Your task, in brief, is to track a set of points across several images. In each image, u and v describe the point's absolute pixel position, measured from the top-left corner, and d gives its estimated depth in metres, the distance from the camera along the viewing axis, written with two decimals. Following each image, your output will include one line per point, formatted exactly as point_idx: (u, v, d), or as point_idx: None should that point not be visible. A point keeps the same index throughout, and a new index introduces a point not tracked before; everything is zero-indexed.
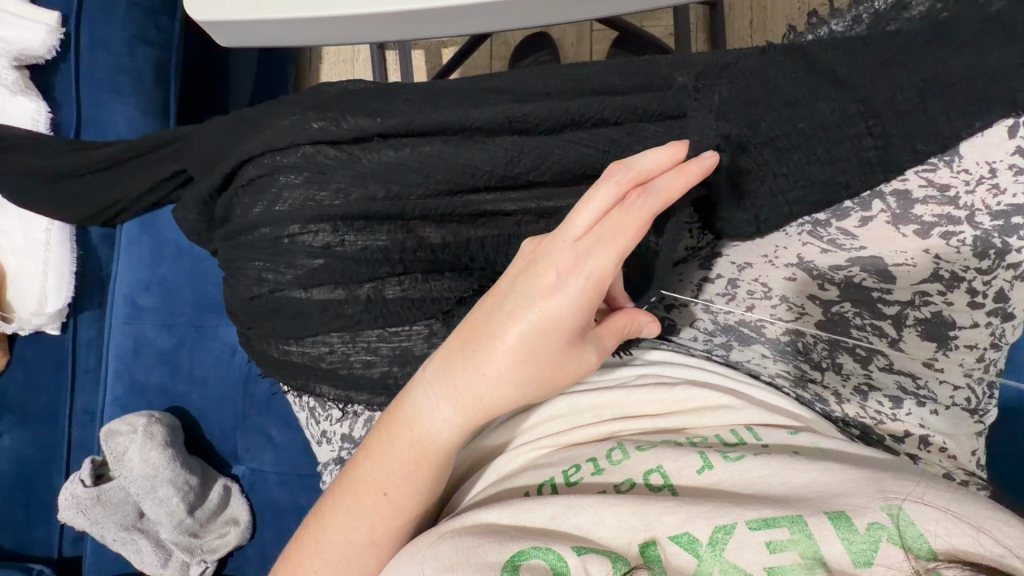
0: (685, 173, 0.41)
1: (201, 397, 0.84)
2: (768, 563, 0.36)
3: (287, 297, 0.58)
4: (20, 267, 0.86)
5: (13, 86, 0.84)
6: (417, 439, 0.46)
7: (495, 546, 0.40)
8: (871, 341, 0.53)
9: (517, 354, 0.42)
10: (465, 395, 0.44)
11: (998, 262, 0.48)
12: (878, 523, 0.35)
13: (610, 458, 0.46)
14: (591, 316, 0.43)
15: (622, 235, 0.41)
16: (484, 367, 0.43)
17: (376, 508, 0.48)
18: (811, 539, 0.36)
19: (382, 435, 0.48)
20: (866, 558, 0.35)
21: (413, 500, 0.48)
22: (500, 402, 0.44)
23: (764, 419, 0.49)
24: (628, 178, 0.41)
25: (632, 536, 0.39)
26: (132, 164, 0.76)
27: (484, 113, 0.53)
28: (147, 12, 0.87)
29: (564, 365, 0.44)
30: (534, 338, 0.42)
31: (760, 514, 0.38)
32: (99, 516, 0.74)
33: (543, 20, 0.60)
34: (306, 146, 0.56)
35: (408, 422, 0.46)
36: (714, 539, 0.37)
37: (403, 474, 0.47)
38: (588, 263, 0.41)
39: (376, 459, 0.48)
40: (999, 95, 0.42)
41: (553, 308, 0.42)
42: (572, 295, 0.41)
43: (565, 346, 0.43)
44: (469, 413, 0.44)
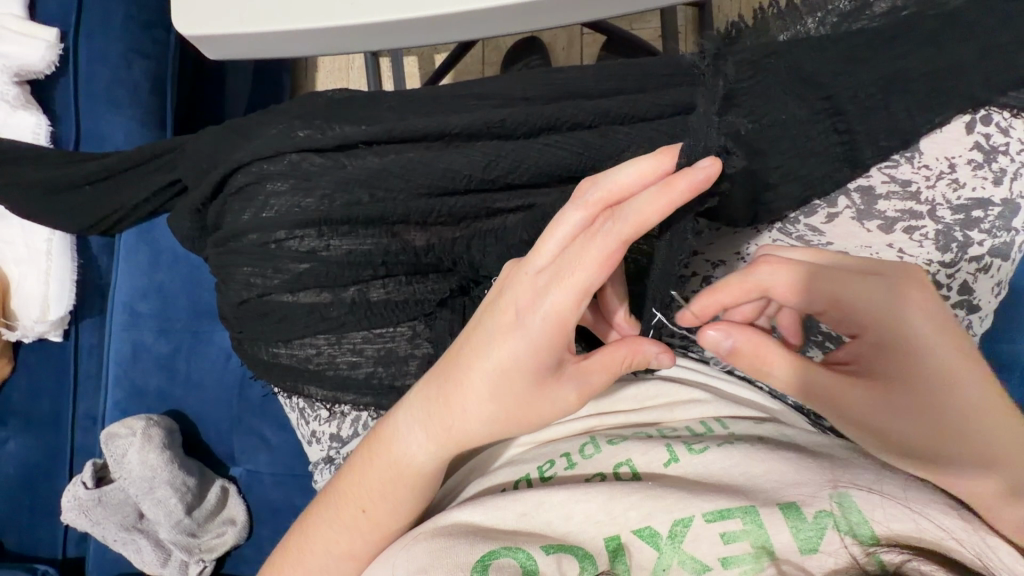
0: (665, 196, 0.37)
1: (199, 401, 0.86)
2: (722, 554, 0.38)
3: (275, 301, 0.60)
4: (23, 277, 0.88)
5: (14, 101, 0.87)
6: (397, 463, 0.48)
7: (467, 548, 0.42)
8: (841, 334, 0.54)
9: (482, 388, 0.44)
10: (439, 422, 0.46)
11: (961, 254, 0.48)
12: (825, 511, 0.38)
13: (582, 452, 0.48)
14: (561, 354, 0.43)
15: (580, 273, 0.39)
16: (454, 397, 0.45)
17: (356, 524, 0.50)
18: (762, 528, 0.38)
19: (368, 454, 0.50)
20: (812, 545, 0.36)
21: (394, 520, 0.49)
22: (472, 434, 0.46)
23: (733, 411, 0.50)
24: (595, 206, 0.41)
25: (598, 531, 0.41)
26: (129, 175, 0.78)
27: (463, 119, 0.55)
28: (142, 26, 0.90)
29: (535, 403, 0.44)
30: (495, 373, 0.43)
31: (715, 506, 0.39)
32: (100, 517, 0.76)
33: (521, 28, 0.62)
34: (292, 154, 0.58)
35: (390, 445, 0.48)
36: (673, 532, 0.39)
37: (381, 495, 0.48)
38: (545, 300, 0.41)
39: (360, 479, 0.50)
40: (955, 92, 0.44)
41: (513, 344, 0.42)
42: (532, 334, 0.42)
43: (533, 385, 0.43)
44: (441, 440, 0.46)
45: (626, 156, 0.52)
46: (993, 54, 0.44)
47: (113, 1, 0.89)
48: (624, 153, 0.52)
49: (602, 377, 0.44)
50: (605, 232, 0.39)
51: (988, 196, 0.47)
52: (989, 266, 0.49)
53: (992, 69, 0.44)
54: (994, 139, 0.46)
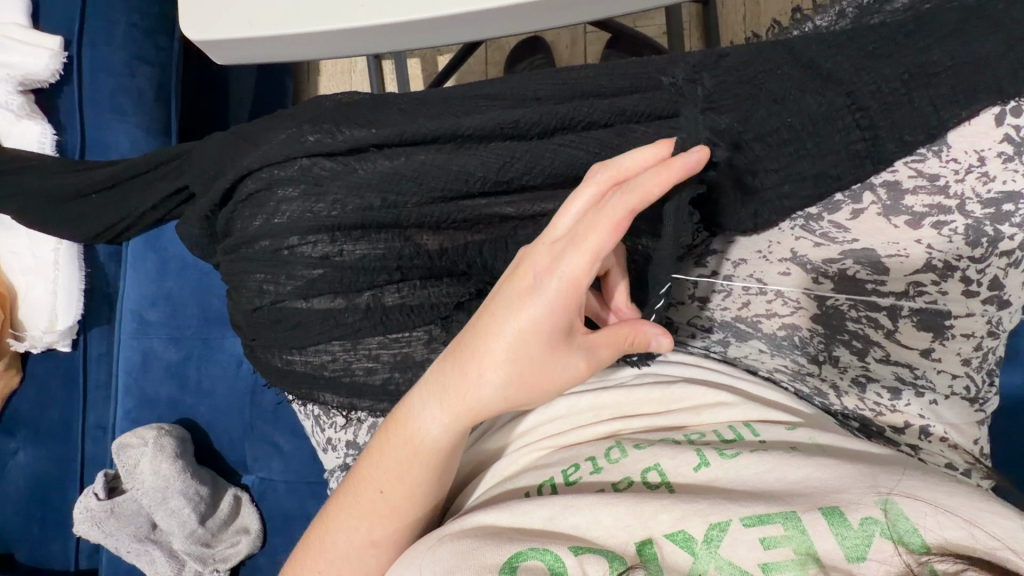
0: (665, 172, 0.39)
1: (210, 409, 0.86)
2: (763, 560, 0.36)
3: (288, 308, 0.59)
4: (30, 288, 0.88)
5: (18, 110, 0.86)
6: (411, 441, 0.47)
7: (493, 549, 0.41)
8: (868, 333, 0.53)
9: (495, 355, 0.43)
10: (451, 392, 0.45)
11: (991, 249, 0.48)
12: (872, 518, 0.36)
13: (608, 457, 0.47)
14: (572, 318, 0.43)
15: (591, 236, 0.40)
16: (467, 365, 0.44)
17: (375, 509, 0.49)
18: (805, 535, 0.36)
19: (381, 437, 0.49)
20: (860, 553, 0.35)
21: (408, 505, 0.48)
22: (486, 403, 0.45)
23: (761, 415, 0.49)
24: (604, 181, 0.42)
25: (628, 535, 0.40)
26: (135, 182, 0.77)
27: (475, 120, 0.54)
28: (146, 33, 0.89)
29: (548, 369, 0.44)
30: (509, 338, 0.43)
31: (754, 511, 0.38)
32: (113, 528, 0.75)
33: (531, 27, 0.61)
34: (302, 159, 0.57)
35: (405, 425, 0.48)
36: (708, 537, 0.38)
37: (398, 473, 0.48)
38: (559, 264, 0.41)
39: (374, 461, 0.49)
40: (984, 85, 0.42)
41: (528, 308, 0.42)
42: (546, 298, 0.42)
43: (547, 349, 0.43)
44: (456, 413, 0.45)
45: None
46: (1022, 44, 0.42)
47: (115, 8, 0.89)
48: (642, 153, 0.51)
49: (608, 351, 0.45)
50: (614, 200, 0.40)
51: (1018, 188, 0.46)
52: (1020, 260, 0.49)
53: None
54: None
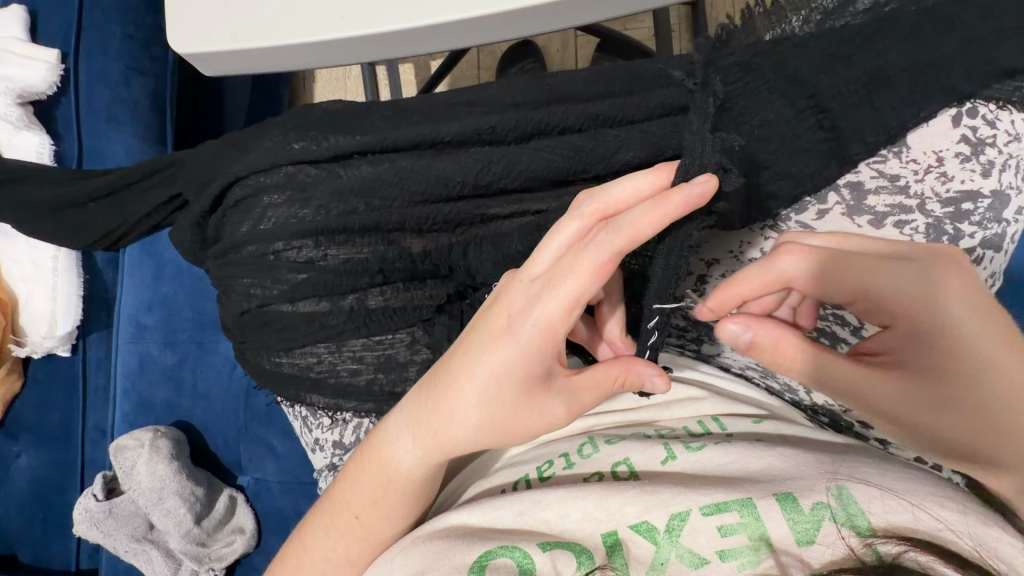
0: (654, 212, 0.38)
1: (205, 411, 0.87)
2: (721, 547, 0.38)
3: (274, 311, 0.61)
4: (30, 294, 0.90)
5: (16, 121, 0.88)
6: (387, 469, 0.48)
7: (464, 550, 0.42)
8: (835, 330, 0.56)
9: (470, 395, 0.44)
10: (427, 426, 0.46)
11: (952, 248, 0.48)
12: (822, 503, 0.38)
13: (581, 452, 0.48)
14: (548, 363, 0.43)
15: (569, 281, 0.40)
16: (443, 401, 0.45)
17: (352, 529, 0.50)
18: (760, 521, 0.38)
19: (359, 462, 0.51)
20: (809, 537, 0.37)
21: (385, 526, 0.50)
22: (459, 442, 0.46)
23: (729, 409, 0.50)
24: (589, 217, 0.41)
25: (595, 527, 0.41)
26: (130, 191, 0.79)
27: (454, 126, 0.55)
28: (141, 44, 0.91)
29: (523, 411, 0.44)
30: (484, 378, 0.43)
31: (712, 499, 0.40)
32: (111, 528, 0.77)
33: (509, 36, 0.62)
34: (288, 166, 0.59)
35: (382, 453, 0.49)
36: (670, 527, 0.39)
37: (374, 497, 0.49)
38: (535, 308, 0.42)
39: (354, 485, 0.50)
40: (941, 86, 0.44)
41: (503, 349, 0.43)
42: (520, 342, 0.42)
43: (521, 393, 0.43)
44: (429, 447, 0.47)
45: (617, 158, 0.52)
46: (974, 48, 0.44)
47: (110, 20, 0.91)
48: (614, 155, 0.52)
49: (590, 395, 0.45)
50: (596, 245, 0.39)
51: (976, 188, 0.47)
52: (981, 259, 0.49)
53: (977, 63, 0.44)
54: (981, 132, 0.46)
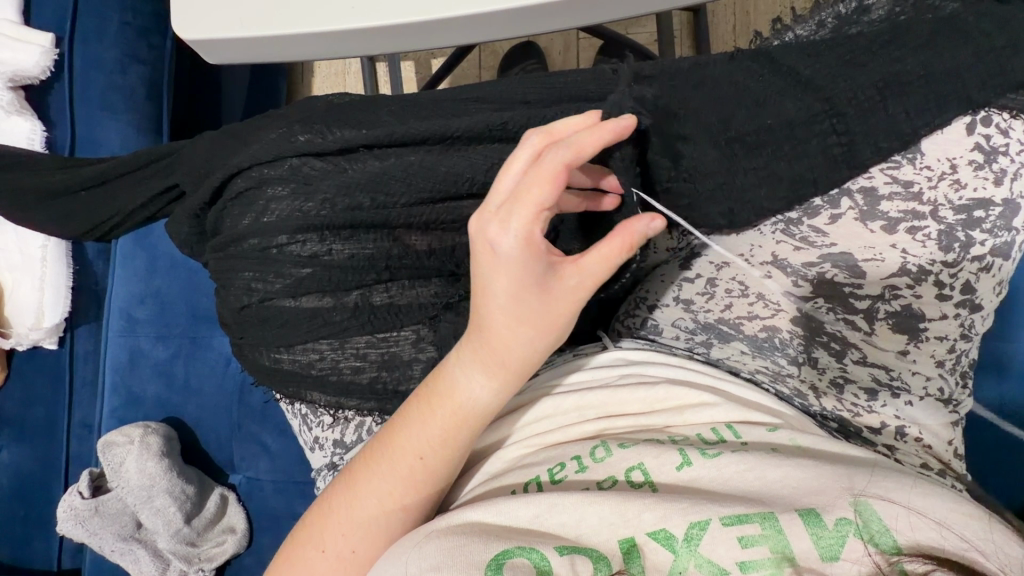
0: (595, 133, 0.42)
1: (197, 408, 0.85)
2: (740, 558, 0.38)
3: (277, 307, 0.60)
4: (17, 284, 0.87)
5: (8, 107, 0.86)
6: (454, 409, 0.48)
7: (480, 546, 0.41)
8: (846, 335, 0.53)
9: (501, 314, 0.45)
10: (474, 350, 0.48)
11: (964, 254, 0.48)
12: (846, 519, 0.38)
13: (593, 456, 0.47)
14: (541, 268, 0.44)
15: (535, 191, 0.42)
16: (478, 326, 0.47)
17: (408, 475, 0.48)
18: (781, 534, 0.38)
19: (404, 413, 0.51)
20: (833, 552, 0.37)
21: (442, 473, 0.49)
22: (510, 357, 0.46)
23: (743, 416, 0.50)
24: (534, 145, 0.43)
25: (611, 533, 0.41)
26: (125, 180, 0.77)
27: (463, 121, 0.54)
28: (139, 31, 0.90)
29: (542, 315, 0.45)
30: (501, 298, 0.45)
31: (733, 511, 0.40)
32: (97, 527, 0.75)
33: (523, 32, 0.61)
34: (292, 158, 0.58)
35: (444, 390, 0.49)
36: (689, 535, 0.39)
37: (432, 439, 0.48)
38: (510, 222, 0.43)
39: (407, 429, 0.49)
40: (954, 94, 0.44)
41: (500, 267, 0.44)
42: (507, 255, 0.43)
43: (536, 298, 0.45)
44: (494, 372, 0.47)
45: None
46: (989, 57, 0.44)
47: (108, 7, 0.89)
48: None
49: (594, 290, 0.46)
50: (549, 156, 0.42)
51: (989, 196, 0.46)
52: (991, 266, 0.49)
53: (991, 71, 0.44)
54: (994, 140, 0.45)
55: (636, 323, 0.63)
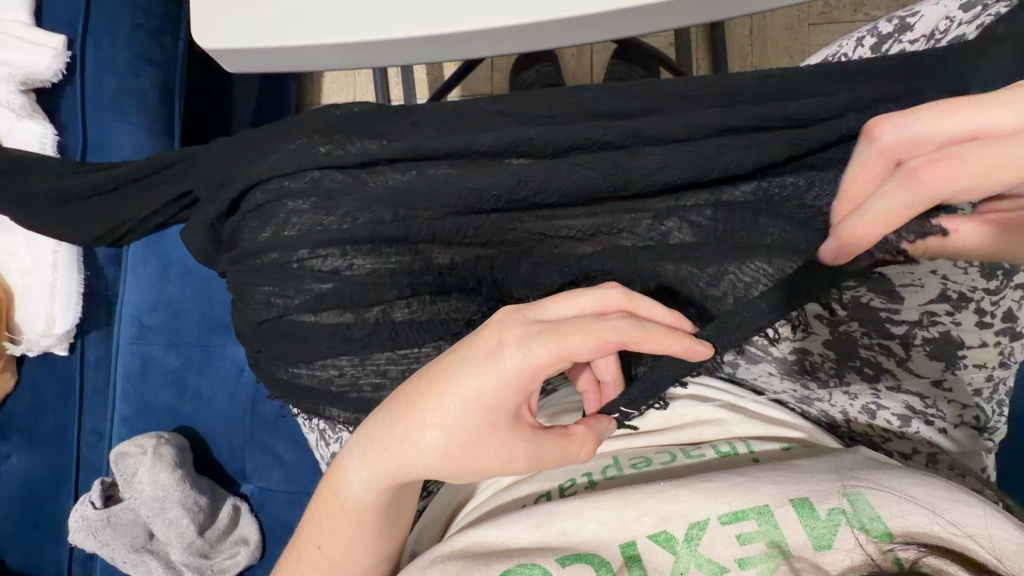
0: (665, 339, 0.41)
1: (209, 417, 0.85)
2: (739, 555, 0.38)
3: (296, 321, 0.59)
4: (27, 289, 0.86)
5: (19, 110, 0.85)
6: (347, 499, 0.46)
7: (483, 567, 0.40)
8: (880, 362, 0.52)
9: (434, 419, 0.41)
10: (383, 460, 0.43)
11: (1006, 281, 0.48)
12: (837, 508, 0.39)
13: (605, 473, 0.48)
14: (519, 403, 0.41)
15: (575, 339, 0.39)
16: (403, 425, 0.42)
17: (319, 560, 0.48)
18: (777, 528, 0.39)
19: (324, 487, 0.48)
20: (826, 541, 0.38)
21: (351, 560, 0.49)
22: (411, 466, 0.43)
23: (760, 432, 0.50)
24: (606, 295, 0.41)
25: (613, 537, 0.41)
26: (138, 186, 0.76)
27: (490, 137, 0.53)
28: (151, 33, 0.88)
29: (481, 446, 0.41)
30: (457, 409, 0.40)
31: (730, 507, 0.40)
32: (109, 538, 0.74)
33: (542, 44, 0.57)
34: (313, 171, 0.57)
35: (339, 477, 0.46)
36: (689, 536, 0.40)
37: (334, 525, 0.47)
38: (526, 352, 0.39)
39: (320, 512, 0.48)
40: None
41: (480, 379, 0.40)
42: (502, 373, 0.39)
43: (486, 427, 0.40)
44: (379, 471, 0.44)
45: (657, 179, 0.51)
46: None
47: (120, 8, 0.87)
48: (656, 176, 0.51)
49: (553, 451, 0.43)
50: (614, 322, 0.39)
51: None
52: None
53: None
54: None
55: None
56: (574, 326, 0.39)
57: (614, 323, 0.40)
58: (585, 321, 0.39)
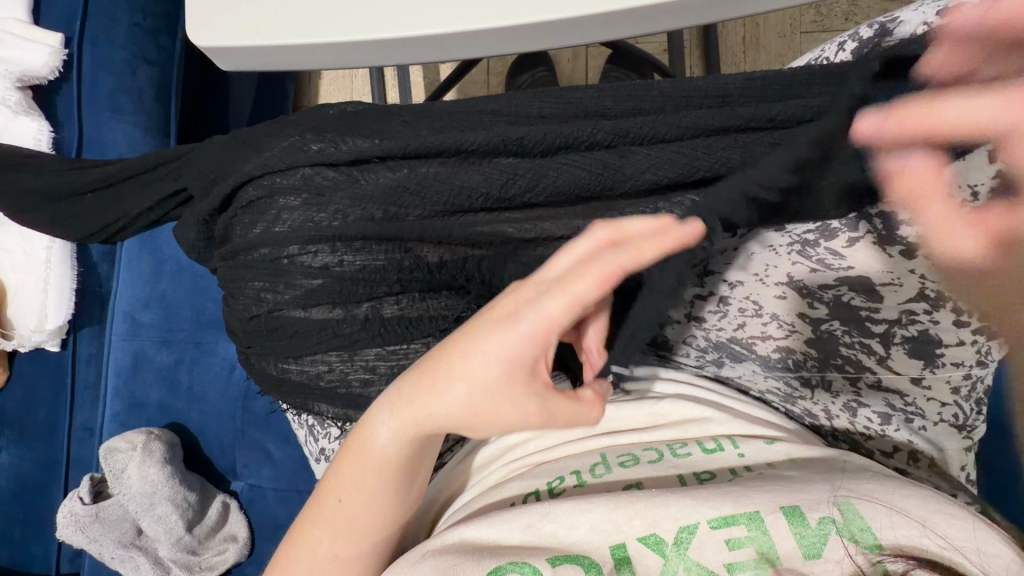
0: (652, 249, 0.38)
1: (200, 413, 0.85)
2: (728, 560, 0.37)
3: (286, 317, 0.59)
4: (21, 285, 0.87)
5: (15, 106, 0.86)
6: (372, 455, 0.46)
7: (472, 565, 0.39)
8: (861, 359, 0.53)
9: (459, 371, 0.41)
10: (413, 408, 0.44)
11: None
12: (827, 518, 0.37)
13: (593, 471, 0.47)
14: (536, 357, 0.41)
15: (580, 284, 0.38)
16: (431, 376, 0.43)
17: (335, 520, 0.48)
18: (767, 535, 0.37)
19: (345, 447, 0.48)
20: (816, 551, 0.36)
21: (367, 518, 0.48)
22: (438, 418, 0.43)
23: (745, 431, 0.50)
24: (601, 237, 0.40)
25: (603, 540, 0.40)
26: (132, 183, 0.76)
27: (479, 135, 0.54)
28: (148, 32, 0.89)
29: (502, 399, 0.41)
30: (478, 361, 0.41)
31: (720, 512, 0.39)
32: (97, 533, 0.74)
33: (535, 45, 0.59)
34: (305, 168, 0.57)
35: (365, 432, 0.47)
36: (679, 539, 0.39)
37: (355, 484, 0.48)
38: (538, 303, 0.39)
39: (338, 466, 0.49)
40: None
41: (498, 330, 0.40)
42: (517, 326, 0.40)
43: (505, 378, 0.40)
44: (406, 421, 0.44)
45: (646, 178, 0.51)
46: None
47: (118, 7, 0.88)
48: (645, 175, 0.51)
49: (566, 407, 0.43)
50: (607, 259, 0.38)
51: None
52: None
53: None
54: None
55: None
56: (580, 272, 0.39)
57: (611, 262, 0.38)
58: (589, 264, 0.39)
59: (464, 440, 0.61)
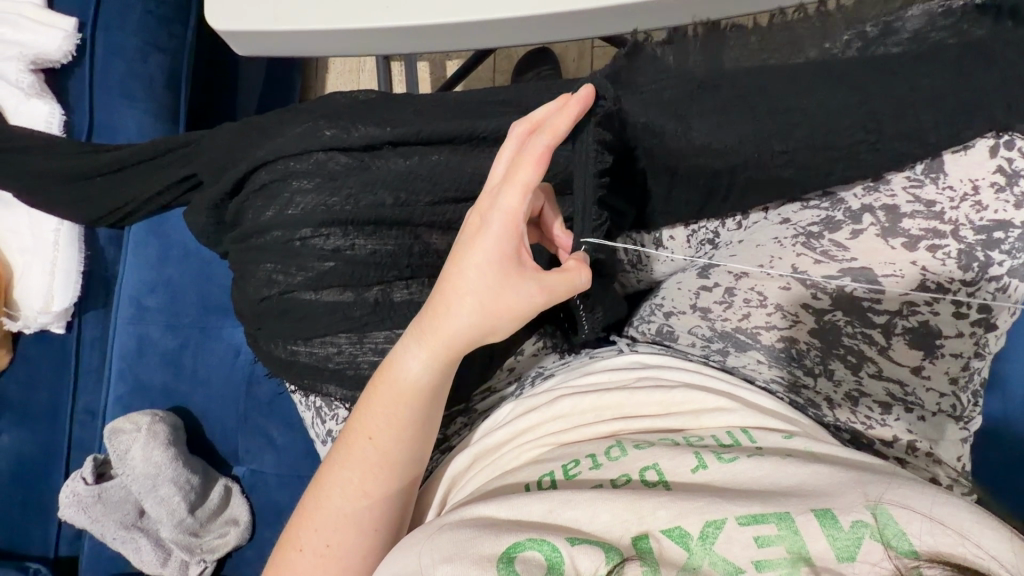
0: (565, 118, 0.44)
1: (204, 398, 0.85)
2: (757, 558, 0.35)
3: (297, 299, 0.60)
4: (27, 267, 0.87)
5: (28, 89, 0.86)
6: (397, 385, 0.48)
7: (492, 540, 0.40)
8: (862, 349, 0.54)
9: (460, 288, 0.45)
10: (430, 331, 0.47)
11: (981, 274, 0.50)
12: (862, 521, 0.35)
13: (608, 454, 0.46)
14: (518, 245, 0.45)
15: (521, 171, 0.44)
16: (438, 303, 0.47)
17: (365, 460, 0.49)
18: (798, 535, 0.35)
19: (368, 396, 0.50)
20: (849, 554, 0.34)
21: (397, 451, 0.49)
22: (457, 334, 0.46)
23: (759, 423, 0.48)
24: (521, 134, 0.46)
25: (625, 530, 0.39)
26: (142, 167, 0.77)
27: (492, 123, 0.56)
28: (161, 20, 0.90)
29: (505, 295, 0.45)
30: (470, 272, 0.45)
31: (749, 511, 0.37)
32: (99, 514, 0.75)
33: (548, 38, 0.60)
34: (319, 153, 0.58)
35: (390, 371, 0.49)
36: (704, 534, 0.37)
37: (386, 424, 0.48)
38: (497, 202, 0.45)
39: (358, 417, 0.50)
40: (984, 113, 0.47)
41: (479, 241, 0.45)
42: (491, 229, 0.45)
43: (500, 277, 0.45)
44: (433, 347, 0.47)
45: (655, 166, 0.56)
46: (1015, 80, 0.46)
47: None
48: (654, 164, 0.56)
49: (562, 283, 0.46)
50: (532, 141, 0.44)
51: (1008, 218, 0.48)
52: (1008, 286, 0.51)
53: None
54: (1017, 164, 0.47)
55: (651, 329, 0.63)
56: (519, 162, 0.44)
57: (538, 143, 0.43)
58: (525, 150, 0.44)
59: (471, 424, 0.62)
